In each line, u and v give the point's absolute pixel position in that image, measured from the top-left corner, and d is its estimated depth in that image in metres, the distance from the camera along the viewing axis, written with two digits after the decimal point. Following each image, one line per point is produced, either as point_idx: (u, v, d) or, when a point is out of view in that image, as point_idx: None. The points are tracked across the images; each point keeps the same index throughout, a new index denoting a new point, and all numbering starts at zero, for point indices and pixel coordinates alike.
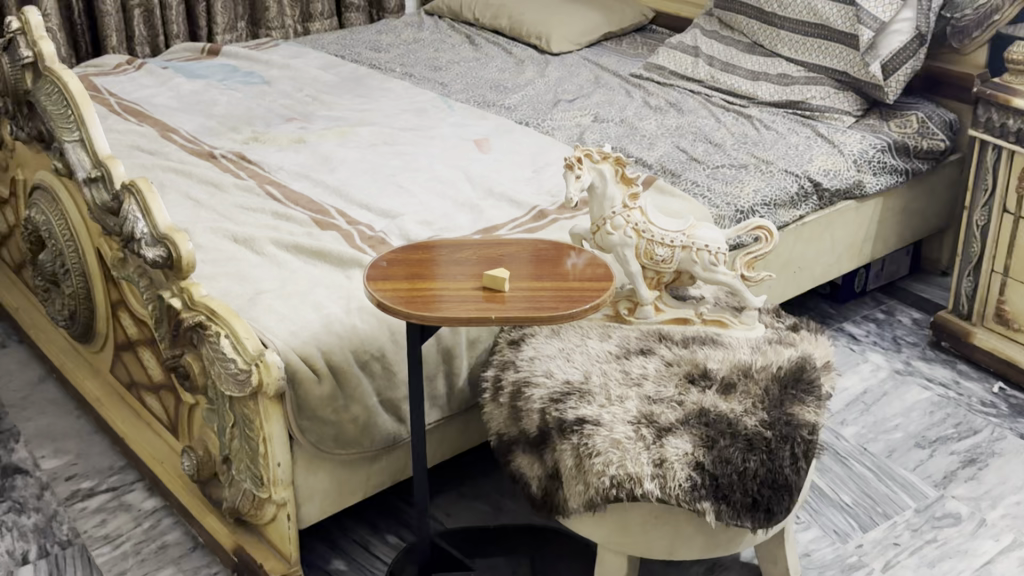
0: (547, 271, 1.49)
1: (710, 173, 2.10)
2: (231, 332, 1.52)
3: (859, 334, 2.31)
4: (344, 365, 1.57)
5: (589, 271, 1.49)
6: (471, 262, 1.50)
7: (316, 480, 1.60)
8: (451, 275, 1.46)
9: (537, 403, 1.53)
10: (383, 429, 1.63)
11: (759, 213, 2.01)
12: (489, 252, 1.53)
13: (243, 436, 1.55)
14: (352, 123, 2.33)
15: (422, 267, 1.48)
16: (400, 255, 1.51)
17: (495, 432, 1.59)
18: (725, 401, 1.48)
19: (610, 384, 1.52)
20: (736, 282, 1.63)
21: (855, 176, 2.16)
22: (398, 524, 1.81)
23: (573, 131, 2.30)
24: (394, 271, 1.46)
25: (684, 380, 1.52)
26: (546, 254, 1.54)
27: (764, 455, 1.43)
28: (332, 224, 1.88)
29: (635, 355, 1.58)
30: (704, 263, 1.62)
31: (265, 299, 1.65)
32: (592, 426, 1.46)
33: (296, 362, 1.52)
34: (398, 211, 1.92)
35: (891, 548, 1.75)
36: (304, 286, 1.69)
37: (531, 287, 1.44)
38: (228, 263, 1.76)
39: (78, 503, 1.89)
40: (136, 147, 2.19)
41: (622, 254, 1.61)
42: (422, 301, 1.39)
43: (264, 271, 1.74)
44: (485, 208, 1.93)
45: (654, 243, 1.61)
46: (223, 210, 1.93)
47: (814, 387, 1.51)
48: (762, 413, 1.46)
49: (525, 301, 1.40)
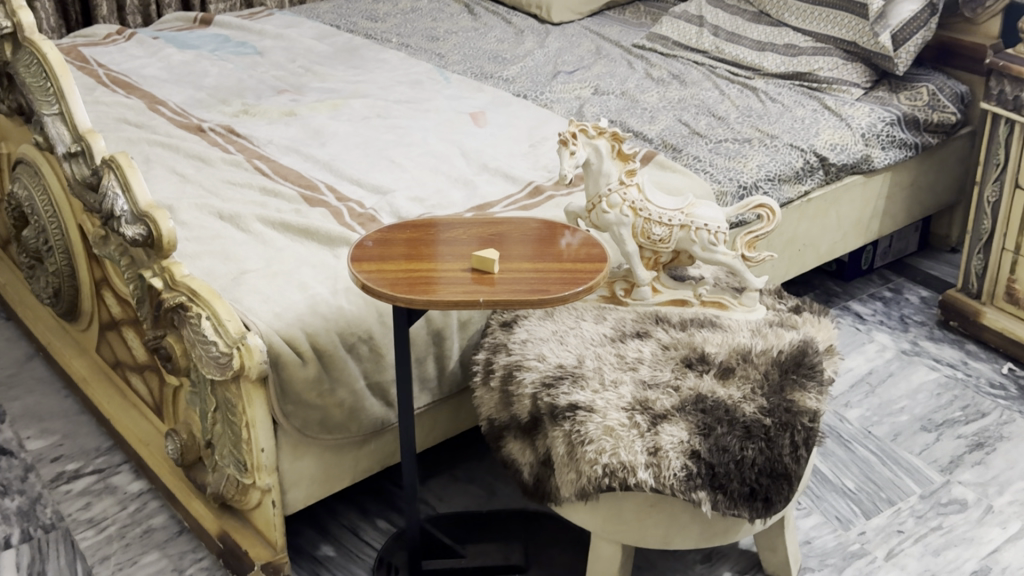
0: (540, 251, 1.43)
1: (712, 148, 2.03)
2: (212, 313, 1.48)
3: (865, 313, 2.25)
4: (330, 348, 1.52)
5: (584, 252, 1.43)
6: (462, 241, 1.44)
7: (302, 466, 1.55)
8: (440, 255, 1.41)
9: (529, 388, 1.48)
10: (372, 413, 1.58)
11: (762, 189, 1.95)
12: (481, 230, 1.48)
13: (226, 421, 1.51)
14: (345, 96, 2.27)
15: (410, 247, 1.42)
16: (388, 234, 1.45)
17: (485, 417, 1.54)
18: (723, 386, 1.43)
19: (604, 368, 1.47)
20: (737, 263, 1.57)
21: (863, 151, 2.10)
22: (389, 508, 1.77)
23: (572, 104, 2.24)
24: (381, 251, 1.41)
25: (681, 364, 1.47)
26: (540, 232, 1.49)
27: (762, 443, 1.37)
28: (321, 200, 1.82)
29: (631, 339, 1.52)
30: (703, 243, 1.56)
31: (250, 279, 1.60)
32: (585, 412, 1.41)
33: (280, 345, 1.47)
34: (389, 186, 1.86)
35: (894, 536, 1.70)
36: (291, 266, 1.64)
37: (522, 268, 1.38)
38: (213, 241, 1.71)
39: (63, 486, 1.85)
40: (123, 121, 2.14)
41: (618, 233, 1.56)
42: (409, 284, 1.34)
43: (249, 250, 1.69)
44: (479, 183, 1.88)
45: (651, 222, 1.55)
46: (210, 186, 1.88)
47: (816, 372, 1.45)
48: (761, 400, 1.41)
49: (515, 284, 1.35)
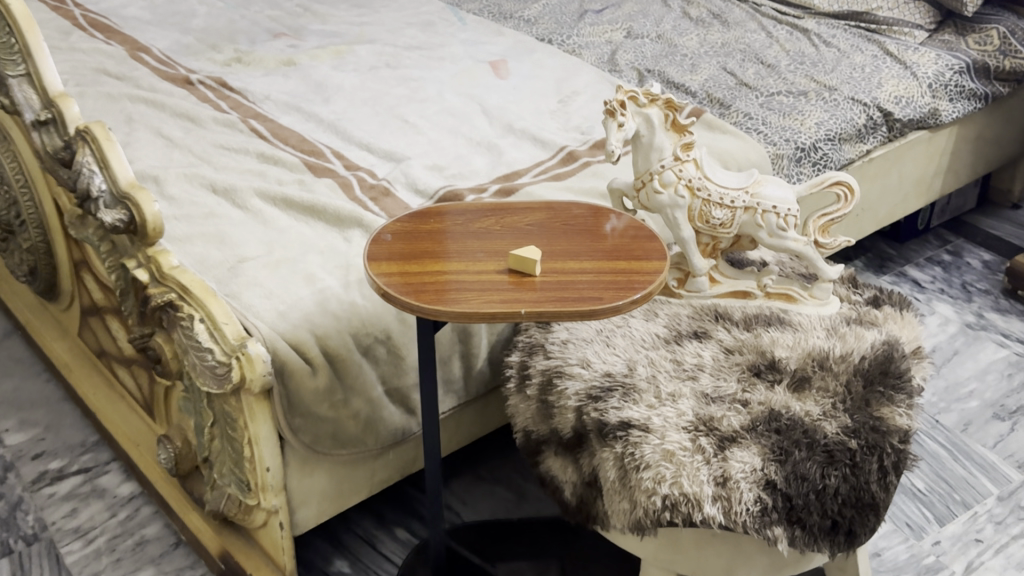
0: (585, 246, 1.22)
1: (764, 102, 1.82)
2: (207, 315, 1.28)
3: (923, 280, 2.06)
4: (344, 352, 1.33)
5: (636, 246, 1.22)
6: (495, 234, 1.24)
7: (312, 483, 1.37)
8: (470, 252, 1.20)
9: (572, 400, 1.29)
10: (391, 423, 1.39)
11: (822, 151, 1.74)
12: (517, 219, 1.27)
13: (225, 437, 1.32)
14: (349, 41, 2.05)
15: (436, 241, 1.22)
16: (409, 224, 1.25)
17: (521, 429, 1.35)
18: (799, 400, 1.24)
19: (658, 378, 1.28)
20: (808, 250, 1.36)
21: (930, 104, 1.88)
22: (408, 516, 1.59)
23: (604, 49, 2.01)
24: (401, 248, 1.20)
25: (748, 373, 1.28)
26: (583, 221, 1.27)
27: (846, 470, 1.19)
28: (329, 170, 1.62)
29: (687, 340, 1.33)
30: (770, 228, 1.35)
31: (249, 269, 1.40)
32: (640, 433, 1.22)
33: (287, 352, 1.28)
34: (403, 153, 1.65)
35: (972, 546, 1.53)
36: (296, 253, 1.44)
37: (566, 270, 1.18)
38: (206, 221, 1.51)
39: (45, 488, 1.67)
40: (101, 71, 1.91)
41: (673, 216, 1.36)
42: (435, 290, 1.13)
43: (247, 232, 1.48)
44: (505, 148, 1.66)
45: (711, 204, 1.34)
46: (201, 152, 1.67)
47: (903, 382, 1.26)
48: (844, 418, 1.22)
49: (559, 291, 1.14)
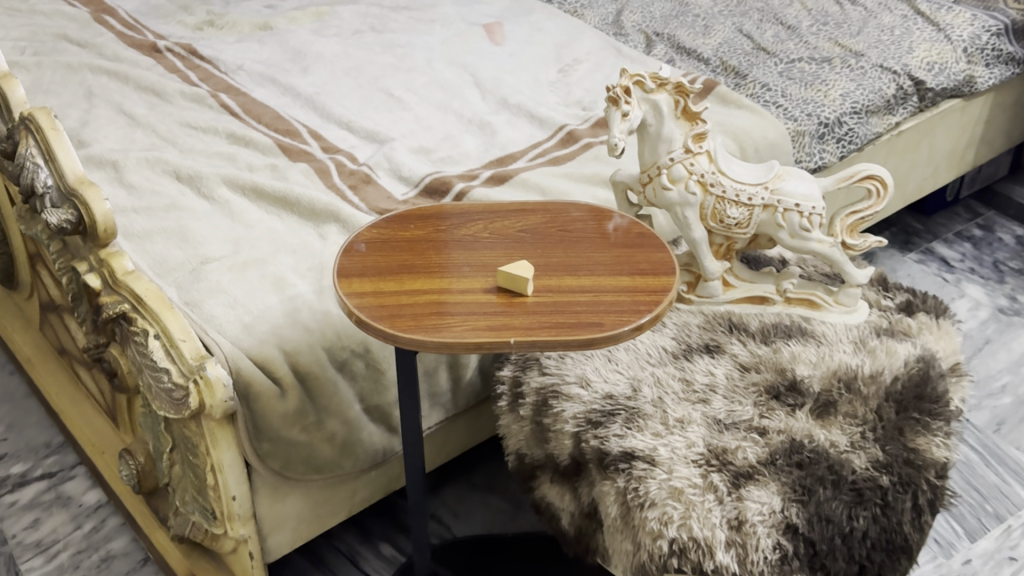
0: (583, 257, 1.08)
1: (784, 69, 1.67)
2: (162, 330, 1.14)
3: (952, 259, 1.91)
4: (317, 370, 1.19)
5: (641, 257, 1.08)
6: (483, 244, 1.10)
7: (285, 509, 1.24)
8: (454, 266, 1.06)
9: (569, 424, 1.16)
10: (371, 443, 1.26)
11: (847, 126, 1.59)
12: (508, 225, 1.13)
13: (186, 463, 1.19)
14: (332, 2, 1.90)
15: (415, 252, 1.08)
16: (386, 231, 1.11)
17: (513, 451, 1.23)
18: (824, 429, 1.11)
19: (665, 401, 1.14)
20: (834, 252, 1.22)
21: (965, 71, 1.72)
22: (395, 530, 1.47)
23: (608, 9, 1.86)
24: (377, 260, 1.07)
25: (766, 396, 1.14)
26: (582, 226, 1.13)
27: (877, 511, 1.06)
28: (305, 153, 1.48)
29: (698, 355, 1.19)
30: (792, 229, 1.21)
31: (213, 272, 1.26)
32: (645, 466, 1.09)
33: (251, 371, 1.15)
34: (386, 132, 1.51)
35: (1006, 565, 1.40)
36: (265, 252, 1.30)
37: (562, 288, 1.04)
38: (168, 214, 1.36)
39: (6, 497, 1.55)
40: (62, 37, 1.76)
41: (683, 216, 1.21)
42: (413, 315, 1.00)
43: (212, 227, 1.34)
44: (499, 126, 1.52)
45: (726, 202, 1.20)
46: (166, 132, 1.52)
47: (940, 407, 1.13)
48: (873, 450, 1.09)
49: (554, 314, 1.01)
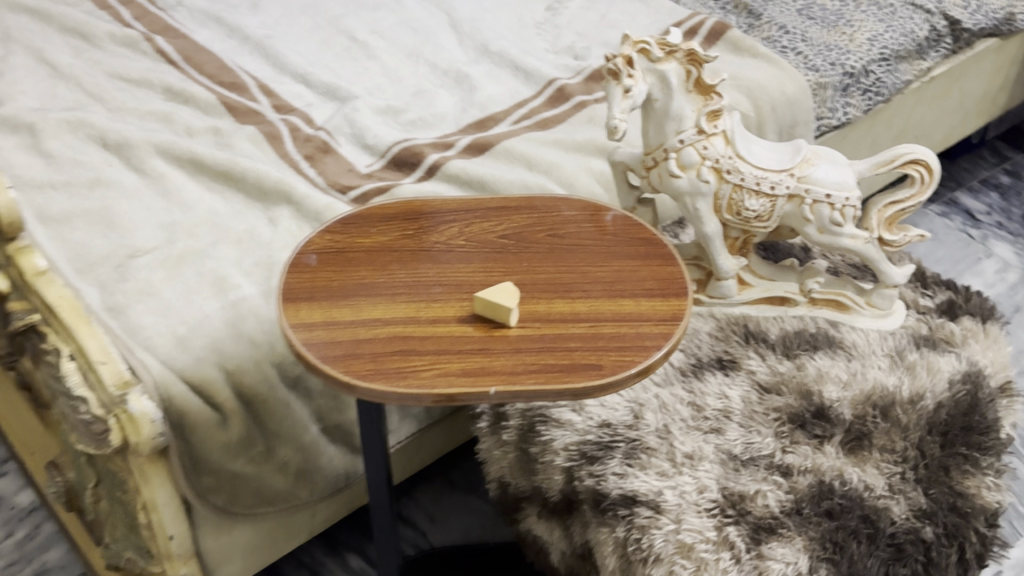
0: (576, 273, 0.90)
1: (802, 10, 1.49)
2: (77, 350, 0.96)
3: (977, 211, 1.74)
4: (265, 391, 1.02)
5: (647, 273, 0.90)
6: (458, 255, 0.92)
7: (232, 540, 1.09)
8: (422, 285, 0.89)
9: (559, 457, 0.99)
10: (330, 465, 1.10)
11: (874, 76, 1.39)
12: (487, 227, 0.95)
13: (115, 498, 1.02)
14: None
15: (376, 267, 0.90)
16: (342, 237, 0.93)
17: (495, 479, 1.07)
18: (857, 468, 0.95)
19: (672, 432, 0.98)
20: (869, 249, 1.04)
21: (1004, 8, 1.52)
22: (363, 538, 1.32)
23: None
24: (329, 278, 0.89)
25: (789, 425, 0.98)
26: (574, 229, 0.95)
27: (917, 569, 0.91)
28: (254, 112, 1.28)
29: (709, 373, 1.03)
30: (821, 223, 1.03)
31: (143, 268, 1.08)
32: (649, 514, 0.92)
33: (185, 398, 0.97)
34: (348, 87, 1.32)
35: None
36: (205, 242, 1.11)
37: (552, 315, 0.86)
38: (91, 191, 1.17)
39: None
40: None
41: (693, 207, 1.03)
42: (372, 354, 0.83)
43: (143, 208, 1.15)
44: (478, 79, 1.33)
45: (744, 192, 1.02)
46: (93, 85, 1.31)
47: (990, 440, 0.98)
48: (915, 496, 0.93)
49: (543, 352, 0.83)
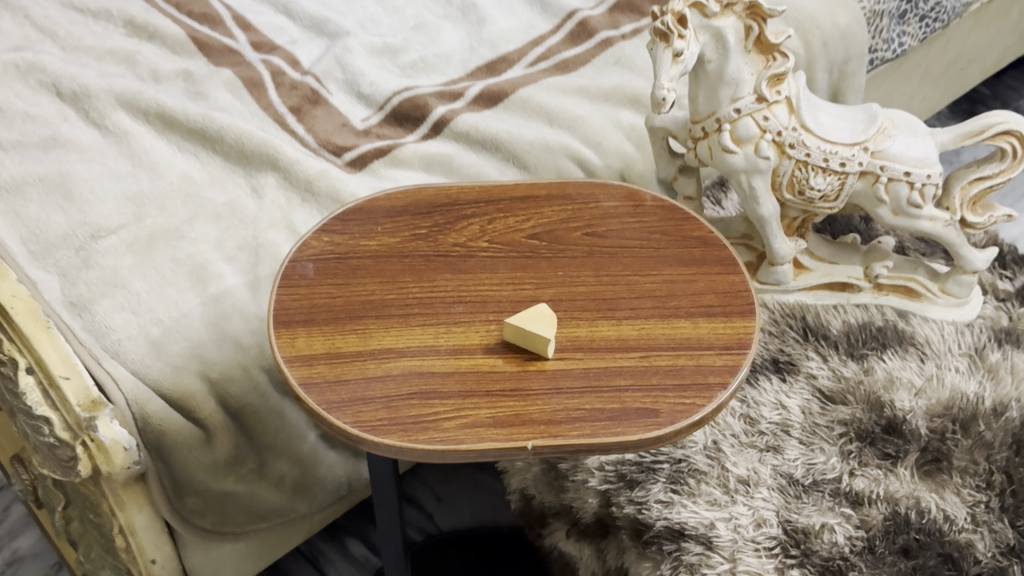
0: (620, 284, 0.77)
1: None
2: (36, 362, 0.80)
3: None
4: (255, 402, 0.89)
5: (704, 285, 0.77)
6: (481, 262, 0.78)
7: (223, 554, 0.97)
8: (440, 303, 0.75)
9: (594, 478, 0.87)
10: (330, 472, 0.98)
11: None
12: (513, 225, 0.80)
13: (87, 519, 0.90)
14: None
15: (385, 279, 0.76)
16: (343, 239, 0.79)
17: (517, 491, 0.97)
18: (935, 495, 0.83)
19: (723, 451, 0.86)
20: (948, 232, 0.91)
21: None
22: (365, 521, 1.21)
23: None
24: (330, 295, 0.75)
25: (857, 442, 0.86)
26: (616, 225, 0.81)
27: None
28: (232, 51, 1.12)
29: (764, 377, 0.90)
30: (896, 204, 0.89)
31: (106, 252, 0.92)
32: (699, 551, 0.81)
33: (163, 416, 0.84)
34: (339, 21, 1.16)
35: None
36: (179, 219, 0.96)
37: (596, 343, 0.73)
38: (44, 152, 1.00)
39: None
40: None
41: (749, 185, 0.89)
42: (384, 398, 0.69)
43: (105, 173, 0.99)
44: (487, 9, 1.17)
45: (809, 168, 0.87)
46: (43, 18, 1.14)
47: None
48: (1003, 530, 0.81)
49: (587, 394, 0.70)
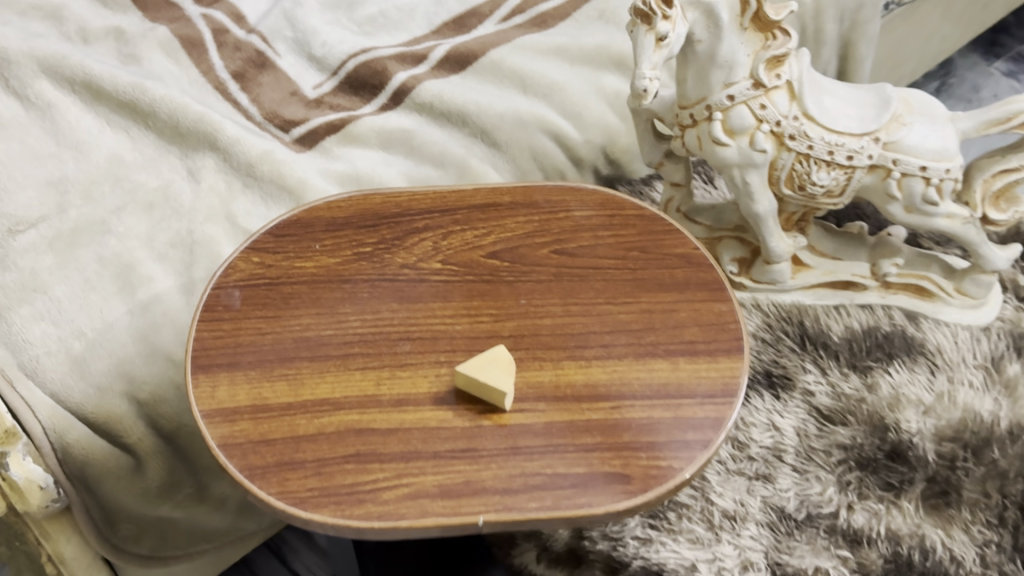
0: (590, 316, 0.67)
1: None
2: None
3: None
4: (190, 422, 0.81)
5: (686, 315, 0.67)
6: (433, 288, 0.68)
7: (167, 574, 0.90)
8: (383, 341, 0.66)
9: None
10: None
11: None
12: (470, 240, 0.70)
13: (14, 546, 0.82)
14: None
15: (322, 311, 0.67)
16: (275, 260, 0.69)
17: None
18: (942, 533, 0.75)
19: (708, 480, 0.78)
20: (968, 231, 0.81)
21: None
22: None
23: None
24: (258, 332, 0.66)
25: (858, 471, 0.78)
26: (588, 240, 0.71)
27: None
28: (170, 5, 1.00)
29: (755, 393, 0.81)
30: (910, 201, 0.79)
31: (23, 250, 0.82)
32: None
33: (89, 442, 0.76)
34: None
35: None
36: (107, 209, 0.86)
37: (561, 392, 0.64)
38: None
39: None
40: None
41: (742, 180, 0.78)
42: (316, 461, 0.60)
43: (24, 152, 0.88)
44: None
45: (811, 163, 0.77)
46: None
47: None
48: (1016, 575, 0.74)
49: (549, 455, 0.61)
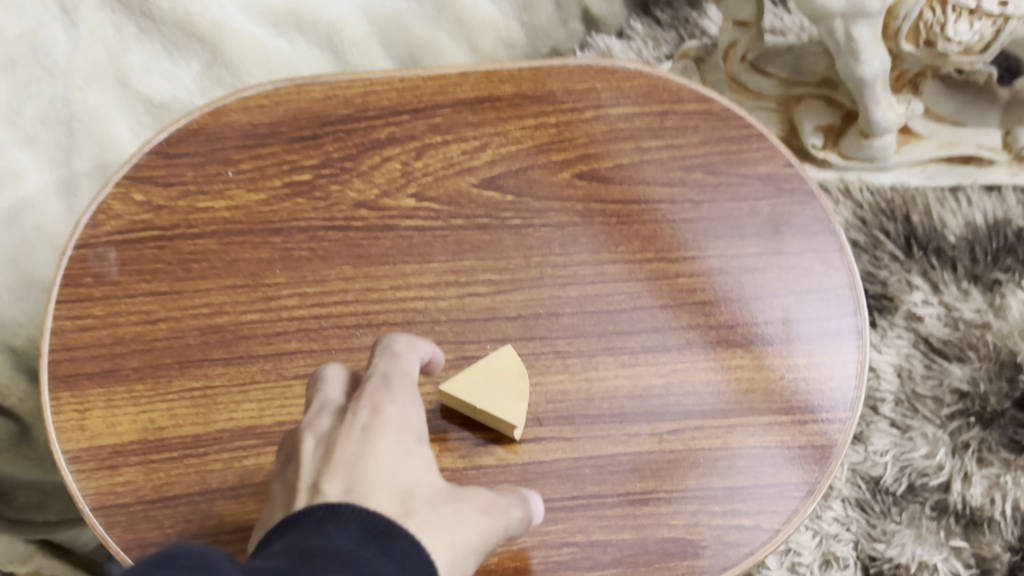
0: (635, 283, 0.46)
1: None
2: None
3: None
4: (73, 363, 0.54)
5: (775, 279, 0.47)
6: (404, 241, 0.47)
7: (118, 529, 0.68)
8: (333, 331, 0.44)
9: None
10: None
11: None
12: (455, 159, 0.49)
13: None
14: None
15: (241, 280, 0.45)
16: (170, 200, 0.47)
17: None
18: None
19: None
20: None
21: None
22: None
23: None
24: (147, 321, 0.44)
25: (977, 425, 0.62)
26: (629, 156, 0.49)
27: None
28: None
29: None
30: None
31: None
32: None
33: None
34: None
35: None
36: None
37: (596, 409, 0.43)
38: None
39: None
40: None
41: (842, 36, 0.55)
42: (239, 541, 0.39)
43: None
44: None
45: (949, 13, 0.52)
46: None
47: None
48: None
49: (581, 513, 0.41)
